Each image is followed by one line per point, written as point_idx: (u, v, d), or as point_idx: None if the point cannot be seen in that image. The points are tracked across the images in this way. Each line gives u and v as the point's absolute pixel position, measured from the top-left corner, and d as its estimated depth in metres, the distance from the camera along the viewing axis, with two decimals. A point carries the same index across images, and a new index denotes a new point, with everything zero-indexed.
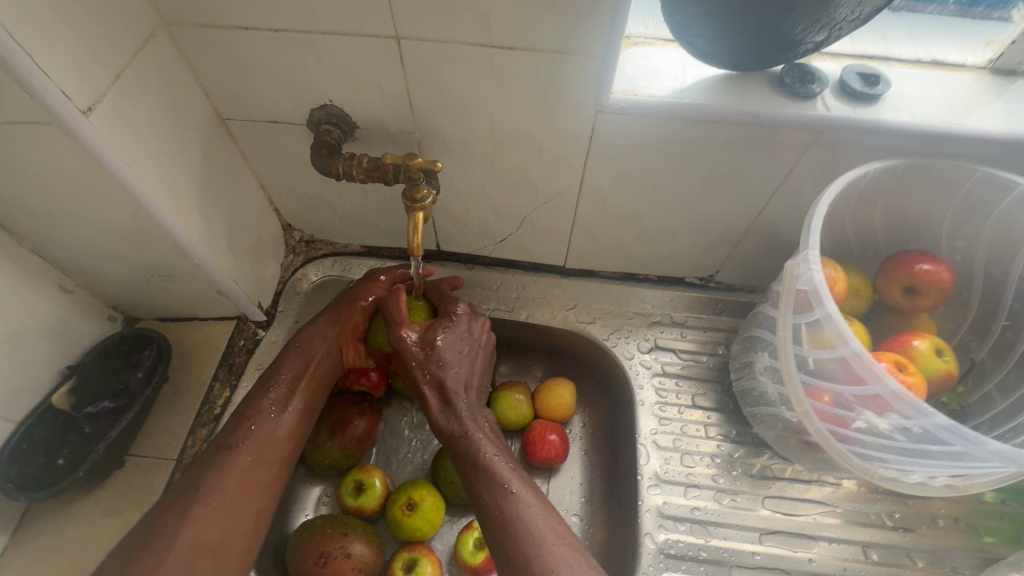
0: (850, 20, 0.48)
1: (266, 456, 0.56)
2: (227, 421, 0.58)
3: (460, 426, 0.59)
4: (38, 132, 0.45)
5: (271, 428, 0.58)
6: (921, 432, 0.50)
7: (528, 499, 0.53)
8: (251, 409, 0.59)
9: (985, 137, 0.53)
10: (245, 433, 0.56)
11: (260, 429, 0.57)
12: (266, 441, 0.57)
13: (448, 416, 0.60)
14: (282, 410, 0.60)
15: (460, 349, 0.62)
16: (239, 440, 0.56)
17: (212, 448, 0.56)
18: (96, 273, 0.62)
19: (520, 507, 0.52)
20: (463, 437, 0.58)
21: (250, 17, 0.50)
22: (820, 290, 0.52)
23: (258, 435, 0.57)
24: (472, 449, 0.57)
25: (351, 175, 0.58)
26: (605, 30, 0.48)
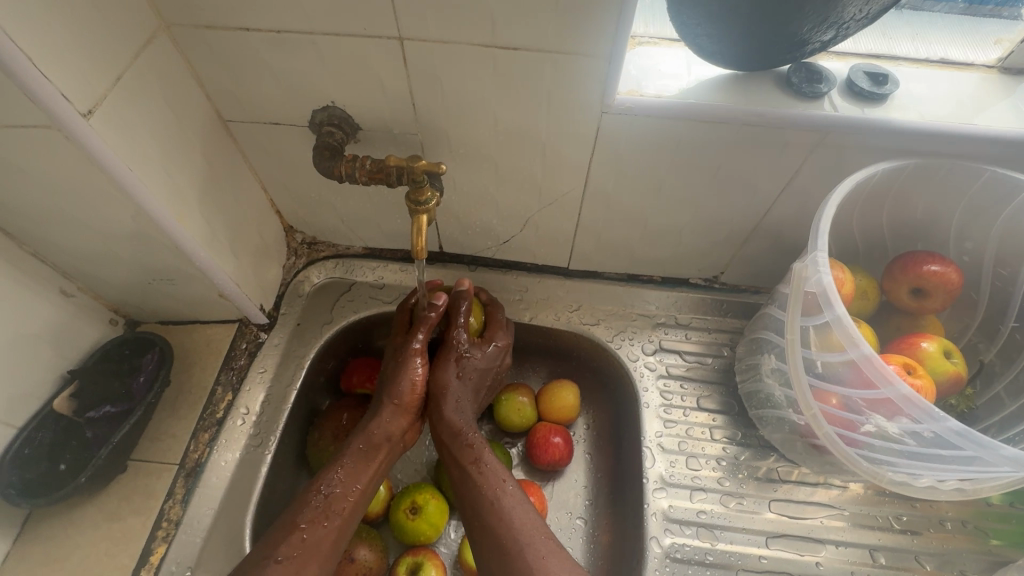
0: (859, 18, 0.48)
1: (312, 571, 0.52)
2: (279, 520, 0.55)
3: (466, 425, 0.63)
4: (38, 135, 0.44)
5: (321, 537, 0.54)
6: (932, 437, 0.49)
7: (523, 506, 0.57)
8: (301, 508, 0.55)
9: (996, 137, 0.52)
10: (296, 543, 0.52)
11: (311, 537, 0.53)
12: (315, 553, 0.53)
13: (460, 415, 0.63)
14: (340, 506, 0.56)
15: (495, 362, 0.67)
16: (289, 548, 0.52)
17: (261, 546, 0.52)
18: (97, 277, 0.62)
19: (520, 511, 0.56)
20: (469, 435, 0.62)
21: (251, 18, 0.49)
22: (829, 292, 0.51)
23: (307, 545, 0.53)
24: (477, 449, 0.61)
25: (354, 177, 0.58)
26: (611, 30, 0.47)
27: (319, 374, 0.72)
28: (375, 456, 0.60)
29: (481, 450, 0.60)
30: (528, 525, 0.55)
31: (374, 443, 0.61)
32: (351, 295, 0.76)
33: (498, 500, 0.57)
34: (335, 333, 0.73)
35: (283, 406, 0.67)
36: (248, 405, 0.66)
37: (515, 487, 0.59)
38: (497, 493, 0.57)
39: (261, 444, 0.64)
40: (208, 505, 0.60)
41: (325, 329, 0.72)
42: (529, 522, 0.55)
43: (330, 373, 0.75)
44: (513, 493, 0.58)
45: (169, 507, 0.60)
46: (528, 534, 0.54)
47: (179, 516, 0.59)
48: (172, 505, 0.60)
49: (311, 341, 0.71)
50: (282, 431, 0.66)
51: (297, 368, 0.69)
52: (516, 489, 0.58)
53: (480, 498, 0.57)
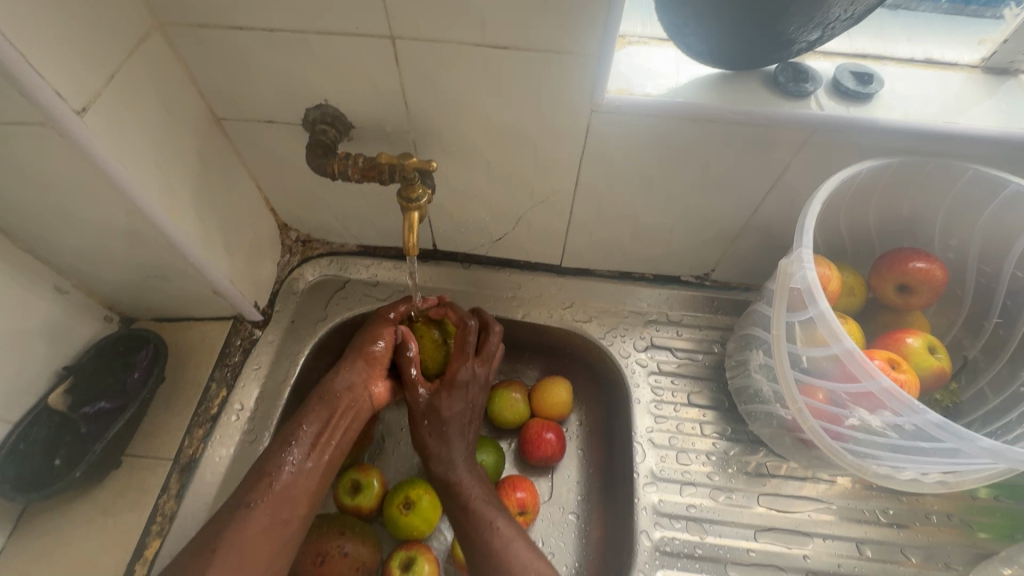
0: (844, 19, 0.49)
1: (282, 516, 0.54)
2: (249, 473, 0.56)
3: (454, 472, 0.61)
4: (32, 132, 0.45)
5: (290, 483, 0.55)
6: (914, 430, 0.50)
7: (526, 550, 0.55)
8: (271, 462, 0.56)
9: (978, 135, 0.53)
10: (265, 489, 0.54)
11: (280, 483, 0.55)
12: (286, 499, 0.54)
13: (445, 466, 0.61)
14: (308, 453, 0.57)
15: (470, 391, 0.63)
16: (260, 494, 0.53)
17: (234, 496, 0.54)
18: (91, 274, 0.62)
19: (520, 558, 0.54)
20: (458, 482, 0.60)
21: (244, 16, 0.50)
22: (813, 288, 0.52)
23: (277, 492, 0.54)
24: (467, 495, 0.59)
25: (347, 175, 0.58)
26: (599, 30, 0.48)
27: (313, 371, 0.73)
28: (342, 409, 0.61)
29: (473, 497, 0.59)
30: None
31: (340, 397, 0.61)
32: (345, 292, 0.76)
33: (498, 550, 0.55)
34: (330, 330, 0.73)
35: (278, 402, 0.67)
36: (243, 401, 0.67)
37: (515, 531, 0.57)
38: (497, 541, 0.55)
39: (255, 440, 0.65)
40: (202, 500, 0.60)
41: (320, 326, 0.73)
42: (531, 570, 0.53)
43: (324, 369, 0.75)
44: (511, 536, 0.56)
45: (163, 501, 0.60)
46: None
47: (173, 510, 0.60)
48: (167, 500, 0.60)
49: (305, 338, 0.72)
50: (276, 426, 0.66)
51: (291, 364, 0.70)
52: (517, 534, 0.56)
53: (481, 552, 0.56)
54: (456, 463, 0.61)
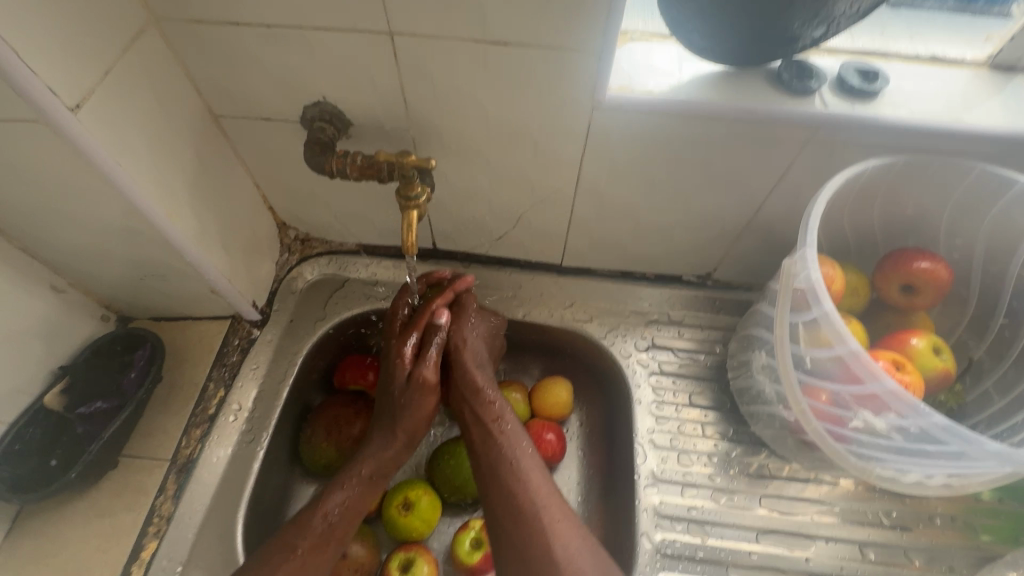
0: (849, 15, 0.48)
1: None
2: (275, 533, 0.56)
3: (480, 380, 0.63)
4: (25, 129, 0.44)
5: (313, 553, 0.55)
6: (918, 432, 0.49)
7: (537, 466, 0.58)
8: (299, 528, 0.56)
9: (985, 133, 0.52)
10: (292, 564, 0.54)
11: (309, 562, 0.55)
12: (308, 571, 0.55)
13: (478, 372, 0.64)
14: (338, 526, 0.57)
15: (480, 334, 0.67)
16: (285, 570, 0.54)
17: (259, 558, 0.55)
18: (88, 273, 0.62)
19: (534, 470, 0.57)
20: (484, 388, 0.63)
21: (240, 12, 0.49)
22: (818, 288, 0.51)
23: (303, 559, 0.55)
24: (496, 407, 0.61)
25: (344, 173, 0.57)
26: (601, 26, 0.47)
27: (312, 371, 0.72)
28: (380, 482, 0.61)
29: (497, 405, 0.62)
30: (540, 485, 0.56)
31: (381, 473, 0.61)
32: (344, 291, 0.75)
33: (514, 457, 0.58)
34: (328, 330, 0.73)
35: (276, 403, 0.67)
36: (240, 401, 0.66)
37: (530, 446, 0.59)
38: (515, 450, 0.58)
39: (252, 440, 0.64)
40: (199, 501, 0.60)
41: (318, 326, 0.72)
42: (540, 480, 0.57)
43: (323, 369, 0.75)
44: (528, 450, 0.59)
45: (160, 503, 0.60)
46: (541, 491, 0.56)
47: (170, 511, 0.59)
48: (163, 501, 0.60)
49: (304, 337, 0.71)
50: (274, 427, 0.66)
51: (289, 364, 0.69)
52: (532, 448, 0.59)
53: (495, 457, 0.58)
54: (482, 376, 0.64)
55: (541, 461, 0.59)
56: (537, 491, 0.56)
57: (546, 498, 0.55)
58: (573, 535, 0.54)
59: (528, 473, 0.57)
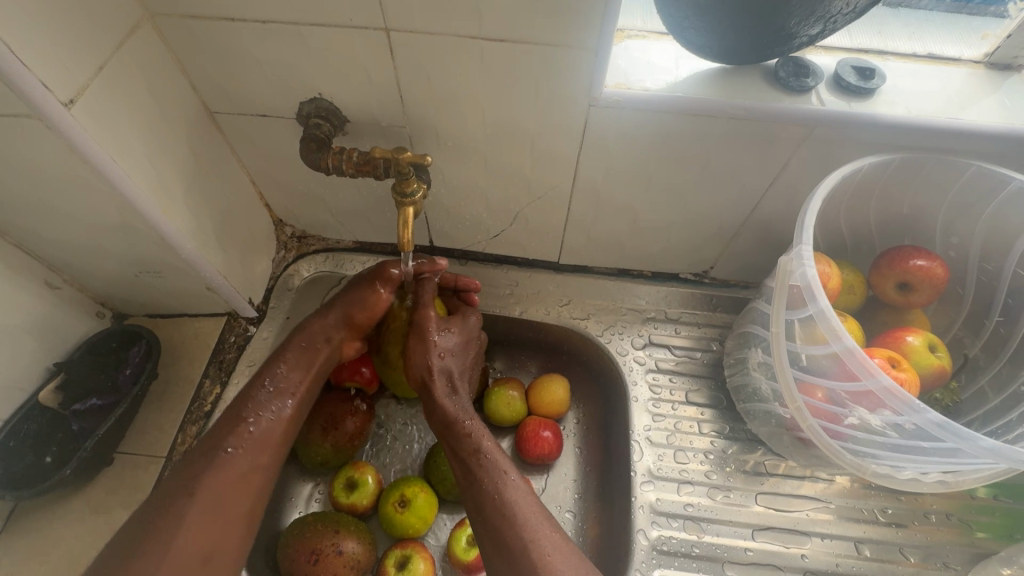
0: (845, 13, 0.48)
1: (259, 462, 0.54)
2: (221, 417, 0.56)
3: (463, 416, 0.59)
4: (19, 125, 0.44)
5: (268, 429, 0.56)
6: (914, 429, 0.49)
7: (531, 502, 0.53)
8: (246, 407, 0.56)
9: (980, 131, 0.52)
10: (244, 435, 0.55)
11: (258, 430, 0.55)
12: (262, 443, 0.55)
13: (454, 401, 0.59)
14: (285, 401, 0.58)
15: (455, 348, 0.61)
16: (239, 440, 0.54)
17: (208, 437, 0.54)
18: (83, 269, 0.62)
19: (526, 507, 0.52)
20: (465, 423, 0.58)
21: (236, 8, 0.49)
22: (813, 286, 0.51)
23: (253, 436, 0.55)
24: (475, 438, 0.57)
25: (341, 170, 0.58)
26: (598, 23, 0.47)
27: None
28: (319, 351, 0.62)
29: (480, 440, 0.57)
30: (534, 521, 0.51)
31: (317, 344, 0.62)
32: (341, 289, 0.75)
33: (503, 491, 0.53)
34: None
35: None
36: (237, 398, 0.66)
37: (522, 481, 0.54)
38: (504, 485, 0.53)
39: None
40: None
41: None
42: (534, 516, 0.51)
43: None
44: (519, 484, 0.54)
45: None
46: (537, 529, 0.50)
47: None
48: None
49: None
50: None
51: None
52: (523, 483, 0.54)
53: (484, 501, 0.53)
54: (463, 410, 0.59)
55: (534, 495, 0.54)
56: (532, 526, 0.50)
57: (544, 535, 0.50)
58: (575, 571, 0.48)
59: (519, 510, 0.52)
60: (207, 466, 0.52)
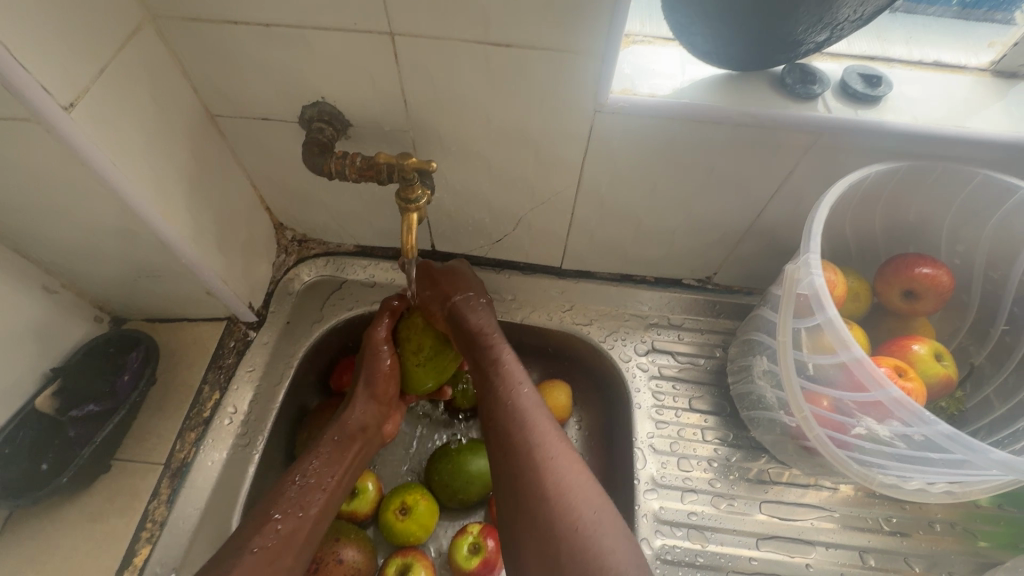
0: (853, 19, 0.48)
1: (284, 564, 0.51)
2: (247, 519, 0.53)
3: (486, 327, 0.61)
4: (17, 128, 0.43)
5: (296, 527, 0.53)
6: (923, 440, 0.49)
7: (550, 432, 0.55)
8: (274, 506, 0.54)
9: (989, 139, 0.52)
10: (270, 533, 0.52)
11: (286, 527, 0.53)
12: (290, 543, 0.52)
13: (479, 318, 0.61)
14: (314, 497, 0.56)
15: (473, 294, 0.64)
16: (263, 539, 0.51)
17: (236, 537, 0.52)
18: (81, 273, 0.61)
19: (546, 430, 0.55)
20: (489, 337, 0.60)
21: (239, 10, 0.49)
22: (821, 294, 0.51)
23: (280, 536, 0.52)
24: (497, 350, 0.60)
25: (344, 174, 0.57)
26: (605, 28, 0.47)
27: (309, 373, 0.72)
28: (350, 446, 0.61)
29: (501, 350, 0.60)
30: (555, 447, 0.54)
31: (349, 431, 0.61)
32: (342, 293, 0.75)
33: (521, 414, 0.56)
34: (325, 332, 0.72)
35: (272, 406, 0.66)
36: (236, 404, 0.65)
37: (541, 405, 0.57)
38: (519, 407, 0.56)
39: (248, 444, 0.64)
40: (194, 505, 0.59)
41: (316, 328, 0.72)
42: (556, 446, 0.54)
43: (320, 371, 0.74)
44: (532, 401, 0.57)
45: (154, 507, 0.59)
46: (558, 454, 0.53)
47: (164, 516, 0.58)
48: (157, 506, 0.59)
49: (300, 339, 0.71)
50: (270, 430, 0.65)
51: (286, 367, 0.69)
52: (544, 416, 0.56)
53: (503, 429, 0.55)
54: (482, 323, 0.61)
55: (552, 425, 0.56)
56: (548, 465, 0.52)
57: (564, 458, 0.53)
58: (595, 501, 0.51)
59: (538, 438, 0.54)
60: (231, 565, 0.49)
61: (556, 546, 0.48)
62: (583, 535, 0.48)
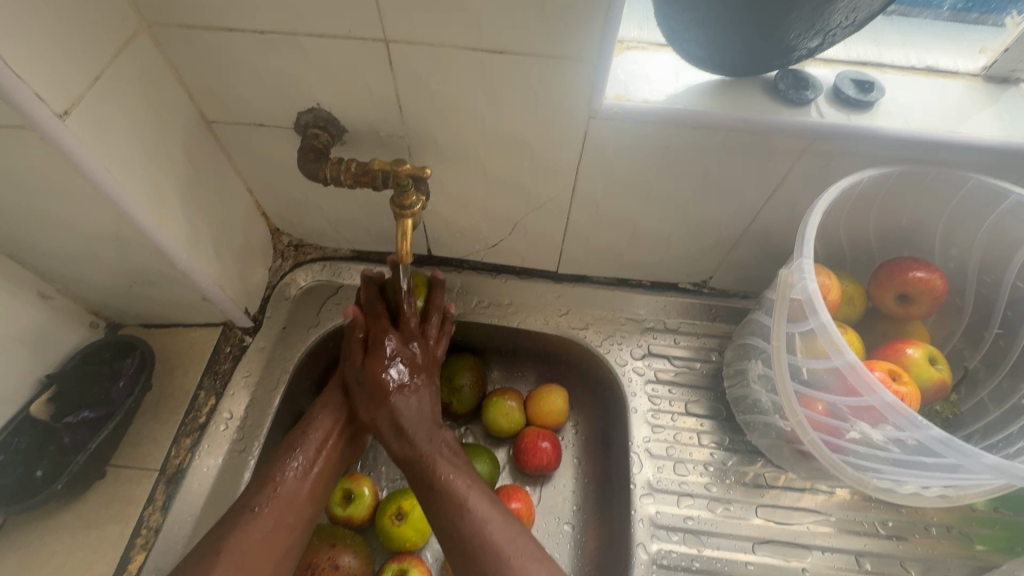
0: (844, 26, 0.48)
1: (287, 520, 0.54)
2: (251, 481, 0.56)
3: (427, 451, 0.57)
4: (13, 136, 0.43)
5: (297, 486, 0.55)
6: (916, 445, 0.49)
7: (507, 540, 0.51)
8: (277, 466, 0.56)
9: (981, 144, 0.52)
10: (272, 492, 0.54)
11: (286, 487, 0.55)
12: (291, 501, 0.54)
13: (403, 444, 0.58)
14: (317, 457, 0.58)
15: (408, 370, 0.61)
16: (265, 498, 0.54)
17: (240, 500, 0.54)
18: (76, 279, 0.61)
19: (501, 541, 0.51)
20: (426, 458, 0.57)
21: (234, 17, 0.49)
22: (814, 299, 0.51)
23: (282, 495, 0.54)
24: (435, 470, 0.56)
25: (339, 180, 0.57)
26: (598, 35, 0.47)
27: (305, 378, 0.72)
28: (351, 404, 0.62)
29: (440, 466, 0.56)
30: (511, 557, 0.50)
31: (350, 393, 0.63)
32: (338, 298, 0.75)
33: (473, 525, 0.52)
34: (321, 337, 0.72)
35: (268, 411, 0.66)
36: (232, 409, 0.65)
37: (493, 508, 0.54)
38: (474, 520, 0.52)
39: (244, 449, 0.64)
40: (189, 512, 0.59)
41: (312, 333, 0.72)
42: (511, 545, 0.51)
43: (316, 377, 0.74)
44: (485, 504, 0.54)
45: (149, 513, 0.59)
46: (514, 566, 0.49)
47: (159, 522, 0.58)
48: (152, 512, 0.59)
49: (296, 344, 0.71)
50: (266, 436, 0.65)
51: (282, 372, 0.69)
52: (498, 520, 0.53)
53: (456, 541, 0.52)
54: (419, 438, 0.58)
55: (509, 528, 0.52)
56: (515, 566, 0.49)
57: (523, 568, 0.49)
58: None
59: (497, 552, 0.50)
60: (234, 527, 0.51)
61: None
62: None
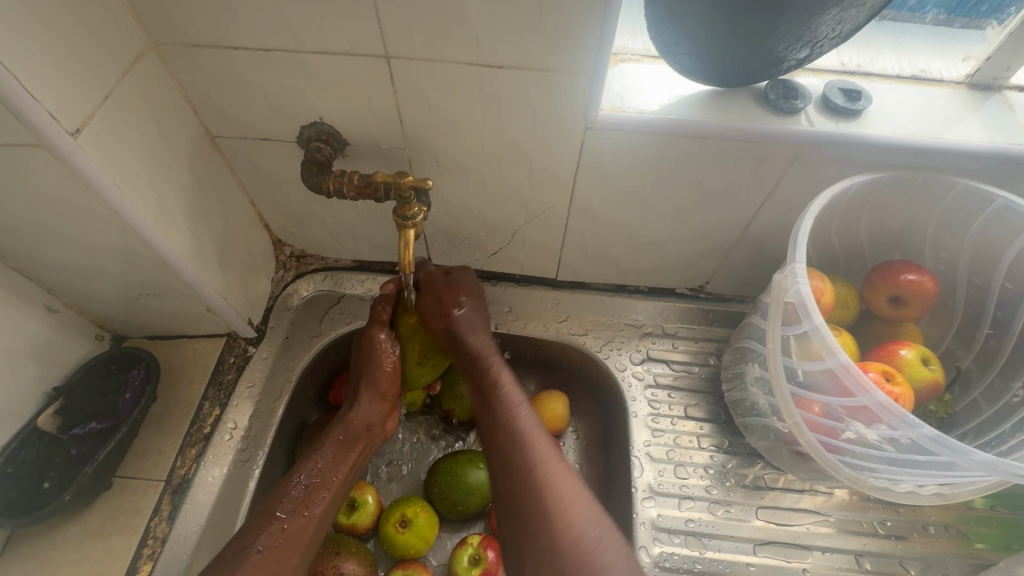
0: (831, 37, 0.50)
1: (291, 561, 0.53)
2: (254, 517, 0.55)
3: (483, 353, 0.63)
4: (24, 154, 0.44)
5: (302, 525, 0.55)
6: (909, 443, 0.50)
7: (545, 447, 0.56)
8: (280, 505, 0.56)
9: (967, 150, 0.53)
10: (276, 533, 0.54)
11: (292, 527, 0.55)
12: (295, 543, 0.54)
13: (463, 348, 0.63)
14: (320, 496, 0.57)
15: (472, 306, 0.65)
16: (269, 538, 0.53)
17: (240, 537, 0.53)
18: (82, 293, 0.62)
19: (546, 460, 0.55)
20: (485, 362, 0.63)
21: (240, 36, 0.50)
22: (807, 303, 0.52)
23: (287, 536, 0.54)
24: (492, 374, 0.62)
25: (341, 193, 0.58)
26: (593, 49, 0.48)
27: (308, 387, 0.72)
28: (355, 443, 0.62)
29: (499, 375, 0.62)
30: (556, 472, 0.54)
31: (354, 431, 0.62)
32: (340, 308, 0.76)
33: (522, 436, 0.57)
34: (324, 346, 0.73)
35: (272, 420, 0.67)
36: (236, 420, 0.66)
37: (539, 425, 0.59)
38: (523, 430, 0.57)
39: (249, 459, 0.64)
40: (194, 522, 0.60)
41: (314, 342, 0.73)
42: (549, 456, 0.55)
43: (319, 386, 0.75)
44: (531, 422, 0.58)
45: (155, 524, 0.59)
46: (557, 481, 0.53)
47: (165, 533, 0.59)
48: (159, 522, 0.59)
49: (300, 354, 0.72)
50: (270, 445, 0.66)
51: (285, 382, 0.70)
52: (542, 437, 0.57)
53: (502, 449, 0.57)
54: (479, 347, 0.63)
55: (548, 442, 0.57)
56: (552, 478, 0.54)
57: (562, 485, 0.53)
58: (593, 517, 0.51)
59: (538, 455, 0.55)
60: (237, 566, 0.50)
61: (558, 564, 0.48)
62: (579, 555, 0.48)
